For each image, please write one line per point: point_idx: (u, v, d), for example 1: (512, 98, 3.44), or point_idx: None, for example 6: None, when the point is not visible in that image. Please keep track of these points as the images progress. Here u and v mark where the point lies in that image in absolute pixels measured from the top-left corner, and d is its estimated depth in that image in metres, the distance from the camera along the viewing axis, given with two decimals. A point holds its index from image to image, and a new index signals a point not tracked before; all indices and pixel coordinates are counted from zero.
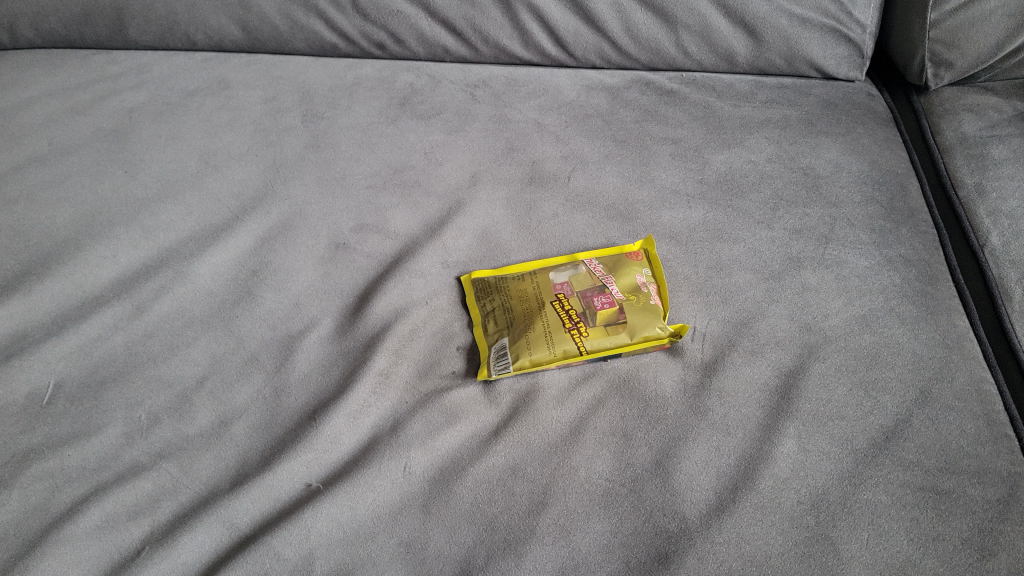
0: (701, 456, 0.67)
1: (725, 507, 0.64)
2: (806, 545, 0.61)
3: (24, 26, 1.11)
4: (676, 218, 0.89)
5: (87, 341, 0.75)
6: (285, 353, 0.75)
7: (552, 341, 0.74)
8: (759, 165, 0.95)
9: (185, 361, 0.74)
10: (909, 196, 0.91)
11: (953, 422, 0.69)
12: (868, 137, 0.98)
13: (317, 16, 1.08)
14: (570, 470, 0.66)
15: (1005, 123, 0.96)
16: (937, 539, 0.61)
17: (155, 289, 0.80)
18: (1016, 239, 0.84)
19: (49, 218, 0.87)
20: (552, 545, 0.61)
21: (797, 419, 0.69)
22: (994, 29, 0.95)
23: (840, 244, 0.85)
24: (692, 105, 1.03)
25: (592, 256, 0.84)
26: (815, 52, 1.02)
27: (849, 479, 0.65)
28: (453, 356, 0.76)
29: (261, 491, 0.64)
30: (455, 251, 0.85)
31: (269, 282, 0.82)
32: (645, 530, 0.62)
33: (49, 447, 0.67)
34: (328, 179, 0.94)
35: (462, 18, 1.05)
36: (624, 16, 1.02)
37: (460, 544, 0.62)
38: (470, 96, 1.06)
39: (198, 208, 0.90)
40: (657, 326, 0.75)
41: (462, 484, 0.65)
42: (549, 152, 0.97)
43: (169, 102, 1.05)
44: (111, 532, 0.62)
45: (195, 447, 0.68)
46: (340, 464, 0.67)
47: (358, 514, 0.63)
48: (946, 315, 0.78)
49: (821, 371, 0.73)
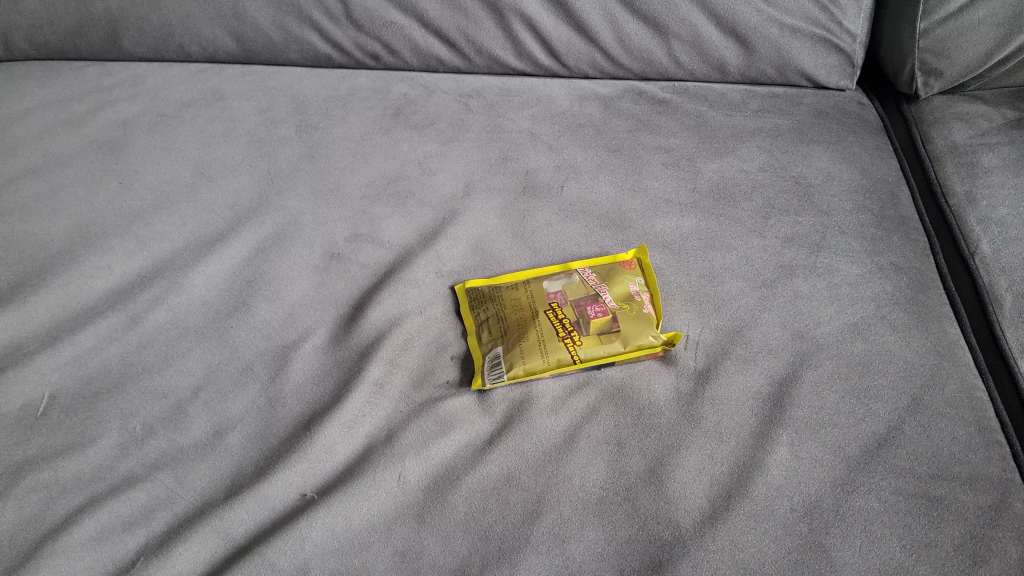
0: (694, 464, 0.67)
1: (718, 514, 0.64)
2: (801, 553, 0.61)
3: (19, 37, 1.11)
4: (669, 226, 0.89)
5: (82, 353, 0.76)
6: (280, 363, 0.75)
7: (546, 350, 0.75)
8: (750, 174, 0.95)
9: (180, 372, 0.75)
10: (900, 204, 0.92)
11: (944, 429, 0.69)
12: (859, 145, 0.99)
13: (311, 28, 1.08)
14: (565, 478, 0.66)
15: (994, 131, 0.97)
16: (930, 546, 0.62)
17: (149, 300, 0.81)
18: (1006, 246, 0.85)
19: (45, 229, 0.88)
20: (546, 553, 0.62)
21: (790, 427, 0.70)
22: (983, 38, 0.96)
23: (832, 253, 0.86)
24: (684, 115, 1.04)
25: (585, 264, 0.85)
26: (806, 62, 1.03)
27: (841, 486, 0.65)
28: (447, 365, 0.76)
29: (256, 502, 0.64)
30: (450, 260, 0.86)
31: (262, 292, 0.82)
32: (639, 538, 0.62)
33: (43, 458, 0.67)
34: (323, 190, 0.94)
35: (456, 28, 1.06)
36: (617, 26, 1.03)
37: (455, 553, 0.62)
38: (464, 106, 1.07)
39: (193, 219, 0.90)
40: (651, 334, 0.76)
41: (457, 492, 0.66)
42: (542, 161, 0.98)
43: (164, 113, 1.06)
44: (106, 543, 0.62)
45: (191, 457, 0.68)
46: (335, 474, 0.67)
47: (353, 524, 0.63)
48: (937, 323, 0.79)
49: (813, 378, 0.73)
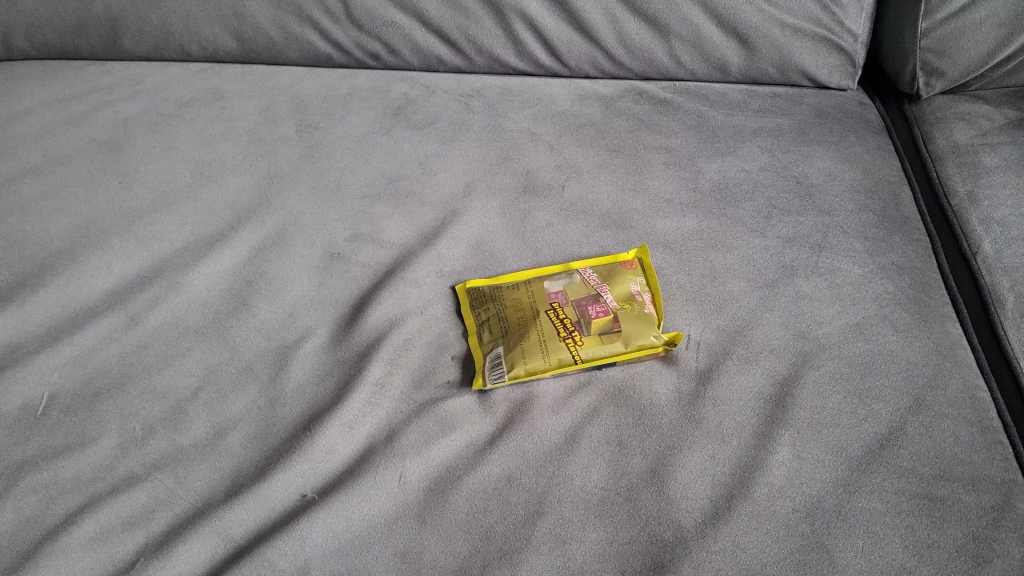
0: (695, 465, 0.67)
1: (720, 515, 0.64)
2: (803, 554, 0.61)
3: (19, 37, 1.11)
4: (670, 226, 0.89)
5: (81, 352, 0.75)
6: (280, 363, 0.75)
7: (547, 350, 0.74)
8: (751, 174, 0.95)
9: (179, 372, 0.74)
10: (901, 204, 0.91)
11: (946, 430, 0.69)
12: (861, 145, 0.99)
13: (311, 27, 1.08)
14: (566, 479, 0.66)
15: (996, 131, 0.97)
16: (932, 547, 0.61)
17: (149, 300, 0.80)
18: (1008, 246, 0.84)
19: (44, 229, 0.87)
20: (547, 554, 0.61)
21: (791, 428, 0.69)
22: (985, 37, 0.96)
23: (833, 253, 0.85)
24: (685, 114, 1.04)
25: (586, 264, 0.84)
26: (807, 61, 1.03)
27: (843, 487, 0.65)
28: (448, 365, 0.76)
29: (255, 502, 0.64)
30: (451, 260, 0.86)
31: (262, 292, 0.82)
32: (641, 539, 0.62)
33: (43, 458, 0.67)
34: (323, 190, 0.94)
35: (456, 28, 1.06)
36: (618, 25, 1.03)
37: (456, 554, 0.62)
38: (465, 106, 1.06)
39: (193, 219, 0.90)
40: (652, 334, 0.76)
41: (458, 493, 0.65)
42: (543, 161, 0.98)
43: (164, 112, 1.05)
44: (106, 544, 0.62)
45: (190, 457, 0.68)
46: (335, 474, 0.67)
47: (353, 525, 0.63)
48: (939, 323, 0.78)
49: (815, 379, 0.73)
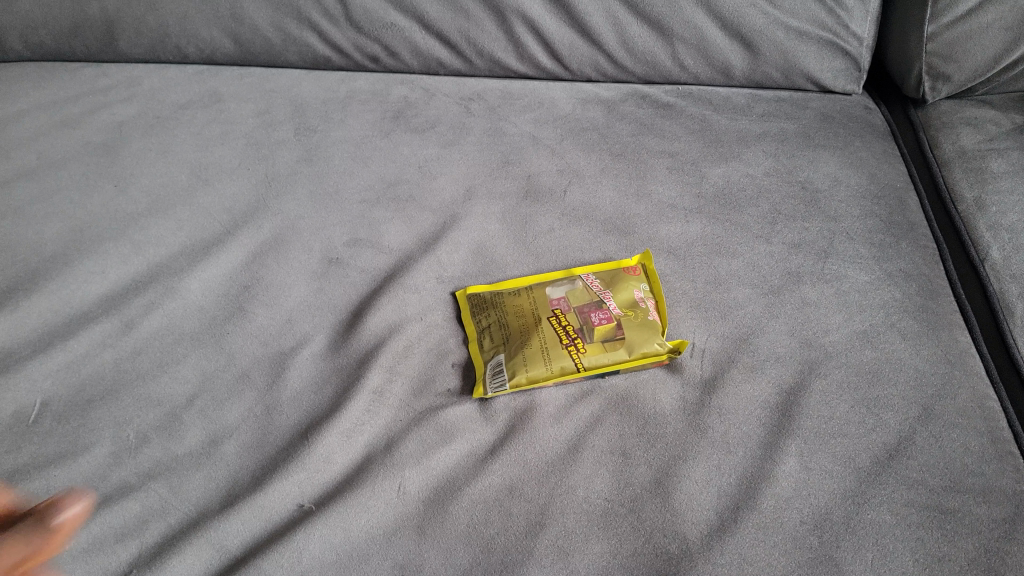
0: (701, 475, 0.65)
1: (726, 526, 0.62)
2: (811, 567, 0.60)
3: (14, 38, 1.10)
4: (673, 232, 0.88)
5: (75, 359, 0.74)
6: (277, 370, 0.74)
7: (549, 357, 0.73)
8: (756, 179, 0.94)
9: (174, 378, 0.73)
10: (908, 209, 0.90)
11: (956, 440, 0.68)
12: (866, 150, 0.98)
13: (310, 29, 1.07)
14: (569, 489, 0.65)
15: (1003, 136, 0.96)
16: (943, 560, 0.60)
17: (144, 305, 0.79)
18: (1016, 252, 0.83)
19: (37, 234, 0.86)
20: (550, 567, 0.60)
21: (798, 437, 0.68)
22: (991, 42, 0.95)
23: (840, 259, 0.84)
24: (688, 118, 1.03)
25: (588, 271, 0.83)
26: (812, 65, 1.02)
27: (852, 498, 0.64)
28: (448, 373, 0.74)
29: (252, 512, 0.63)
30: (451, 265, 0.84)
31: (260, 298, 0.80)
32: (645, 551, 0.61)
33: (34, 467, 0.65)
34: (321, 194, 0.92)
35: (457, 30, 1.05)
36: (620, 28, 1.02)
37: (456, 566, 0.60)
38: (465, 109, 1.05)
39: (189, 223, 0.89)
40: (656, 341, 0.74)
41: (458, 504, 0.64)
42: (545, 165, 0.97)
43: (161, 115, 1.04)
44: (98, 555, 0.60)
45: (185, 466, 0.66)
46: (333, 484, 0.65)
47: (351, 537, 0.62)
48: (947, 331, 0.77)
49: (822, 388, 0.72)
